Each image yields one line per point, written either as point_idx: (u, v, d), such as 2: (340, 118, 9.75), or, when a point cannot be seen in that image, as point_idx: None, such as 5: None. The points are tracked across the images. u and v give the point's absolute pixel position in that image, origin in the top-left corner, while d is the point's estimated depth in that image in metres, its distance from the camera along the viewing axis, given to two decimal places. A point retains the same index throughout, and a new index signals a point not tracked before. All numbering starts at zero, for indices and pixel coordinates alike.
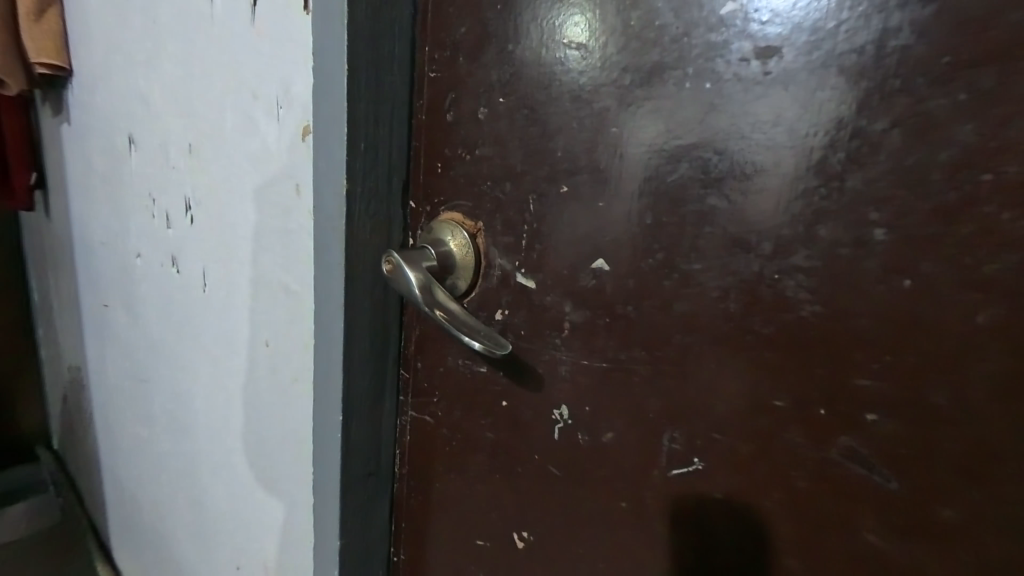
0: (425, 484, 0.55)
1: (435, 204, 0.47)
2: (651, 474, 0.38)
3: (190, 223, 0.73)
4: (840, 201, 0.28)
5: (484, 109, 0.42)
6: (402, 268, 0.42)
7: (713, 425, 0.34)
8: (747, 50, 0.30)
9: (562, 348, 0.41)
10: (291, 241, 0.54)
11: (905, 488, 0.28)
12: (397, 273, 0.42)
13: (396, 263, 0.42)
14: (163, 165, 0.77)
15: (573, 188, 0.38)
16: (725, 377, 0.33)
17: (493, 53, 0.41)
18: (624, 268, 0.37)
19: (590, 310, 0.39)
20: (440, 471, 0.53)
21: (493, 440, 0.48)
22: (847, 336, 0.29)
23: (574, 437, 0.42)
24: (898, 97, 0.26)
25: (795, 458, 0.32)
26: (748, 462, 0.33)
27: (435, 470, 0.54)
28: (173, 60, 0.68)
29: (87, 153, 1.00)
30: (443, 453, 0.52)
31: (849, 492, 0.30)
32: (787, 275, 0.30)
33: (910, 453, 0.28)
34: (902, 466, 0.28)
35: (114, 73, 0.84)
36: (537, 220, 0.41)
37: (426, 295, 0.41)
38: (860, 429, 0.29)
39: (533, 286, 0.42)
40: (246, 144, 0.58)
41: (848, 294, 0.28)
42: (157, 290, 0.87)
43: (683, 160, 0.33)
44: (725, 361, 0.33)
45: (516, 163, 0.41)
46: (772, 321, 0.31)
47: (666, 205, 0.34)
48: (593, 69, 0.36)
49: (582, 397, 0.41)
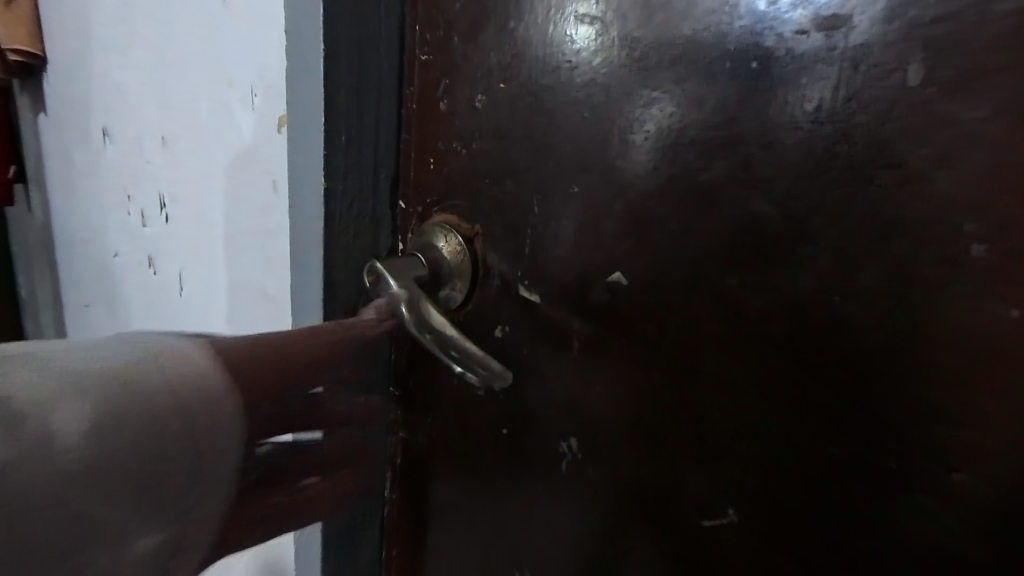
0: (417, 513, 0.51)
1: (427, 203, 0.42)
2: (672, 520, 0.34)
3: (166, 221, 0.68)
4: (921, 207, 0.23)
5: (481, 97, 0.37)
6: (386, 281, 0.37)
7: (753, 472, 0.30)
8: (805, 19, 0.24)
9: (569, 372, 0.37)
10: (269, 244, 0.49)
11: (966, 538, 0.24)
12: (380, 285, 0.37)
13: (378, 275, 0.37)
14: (138, 158, 0.71)
15: (583, 188, 0.33)
16: (766, 417, 0.29)
17: (491, 34, 0.36)
18: (641, 283, 0.32)
19: (601, 329, 0.34)
20: (433, 500, 0.49)
21: (491, 469, 0.43)
22: (925, 374, 0.24)
23: (581, 472, 0.38)
24: (1000, 78, 0.21)
25: (836, 505, 0.27)
26: (783, 512, 0.29)
27: (429, 500, 0.49)
28: (145, 44, 0.63)
29: (65, 145, 0.94)
30: (438, 478, 0.48)
31: (898, 546, 0.26)
32: (850, 297, 0.25)
33: (982, 502, 0.23)
34: (970, 515, 0.24)
35: (88, 62, 0.78)
36: (541, 226, 0.36)
37: (416, 318, 0.36)
38: (938, 486, 0.24)
39: (535, 299, 0.37)
40: (220, 136, 0.52)
41: (930, 325, 0.23)
42: (136, 291, 0.82)
43: (718, 156, 0.28)
44: (766, 397, 0.28)
45: (517, 159, 0.36)
46: (825, 351, 0.26)
47: (695, 209, 0.29)
48: (608, 49, 0.31)
49: (591, 428, 0.36)
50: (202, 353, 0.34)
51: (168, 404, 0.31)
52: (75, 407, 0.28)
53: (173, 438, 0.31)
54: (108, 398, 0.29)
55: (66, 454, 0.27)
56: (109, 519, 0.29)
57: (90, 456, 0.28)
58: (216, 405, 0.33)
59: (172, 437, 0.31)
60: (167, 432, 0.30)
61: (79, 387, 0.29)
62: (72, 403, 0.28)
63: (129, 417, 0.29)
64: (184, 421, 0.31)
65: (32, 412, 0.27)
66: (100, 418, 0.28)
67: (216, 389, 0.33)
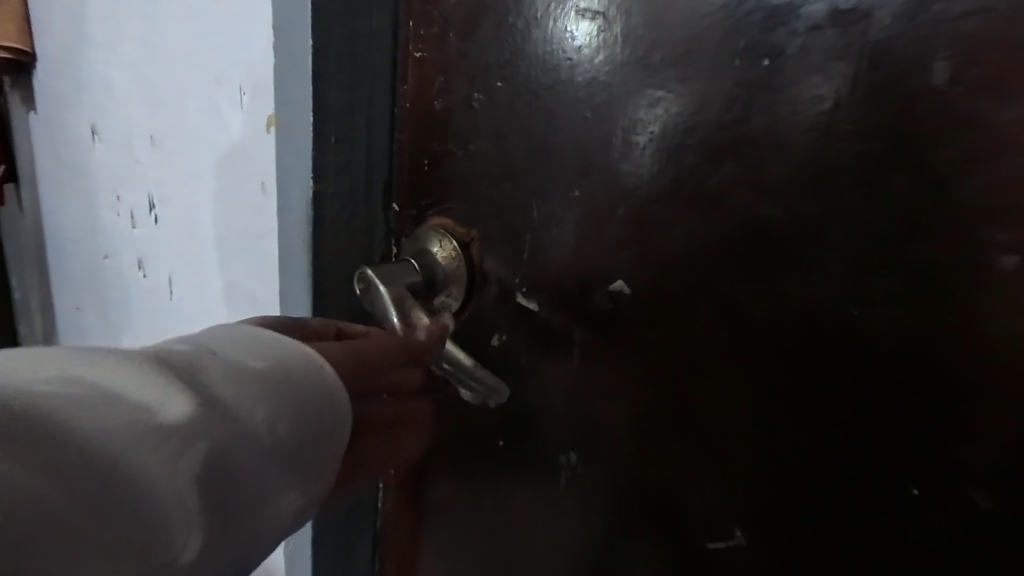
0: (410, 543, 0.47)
1: (422, 206, 0.40)
2: (681, 538, 0.33)
3: (156, 224, 0.66)
4: (949, 215, 0.22)
5: (478, 96, 0.36)
6: (377, 288, 0.35)
7: (766, 495, 0.30)
8: (821, 13, 0.23)
9: (570, 384, 0.35)
10: (260, 248, 0.47)
11: (975, 534, 0.25)
12: (370, 293, 0.35)
13: (368, 281, 0.35)
14: (127, 159, 0.70)
15: (585, 192, 0.32)
16: (779, 439, 0.29)
17: (488, 29, 0.34)
18: (646, 290, 0.31)
19: (605, 339, 0.33)
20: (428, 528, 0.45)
21: (491, 487, 0.41)
22: (947, 395, 0.24)
23: (583, 486, 0.37)
24: None
25: (850, 503, 0.27)
26: (797, 519, 0.29)
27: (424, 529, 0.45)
28: (134, 41, 0.61)
29: (54, 145, 0.92)
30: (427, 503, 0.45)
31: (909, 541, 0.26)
32: (868, 310, 0.25)
33: (990, 496, 0.24)
34: (980, 510, 0.24)
35: (76, 59, 0.76)
36: (540, 230, 0.34)
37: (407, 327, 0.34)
38: (957, 506, 0.25)
39: (534, 307, 0.36)
40: (208, 136, 0.51)
41: (956, 343, 0.23)
42: (126, 295, 0.80)
43: (728, 159, 0.27)
44: (777, 419, 0.28)
45: (516, 160, 0.34)
46: (844, 353, 0.26)
47: (705, 215, 0.28)
48: (609, 45, 0.29)
49: (593, 441, 0.35)
50: (280, 339, 0.27)
51: (279, 397, 0.24)
52: (252, 395, 0.24)
53: (280, 440, 0.24)
54: (175, 395, 0.21)
55: (157, 464, 0.20)
56: (253, 518, 0.23)
57: (195, 463, 0.21)
58: (338, 394, 0.27)
59: (294, 437, 0.24)
60: (278, 429, 0.24)
61: (152, 377, 0.22)
62: (150, 400, 0.21)
63: (287, 402, 0.25)
64: (304, 414, 0.25)
65: (115, 416, 0.20)
66: (282, 405, 0.24)
67: (322, 376, 0.26)
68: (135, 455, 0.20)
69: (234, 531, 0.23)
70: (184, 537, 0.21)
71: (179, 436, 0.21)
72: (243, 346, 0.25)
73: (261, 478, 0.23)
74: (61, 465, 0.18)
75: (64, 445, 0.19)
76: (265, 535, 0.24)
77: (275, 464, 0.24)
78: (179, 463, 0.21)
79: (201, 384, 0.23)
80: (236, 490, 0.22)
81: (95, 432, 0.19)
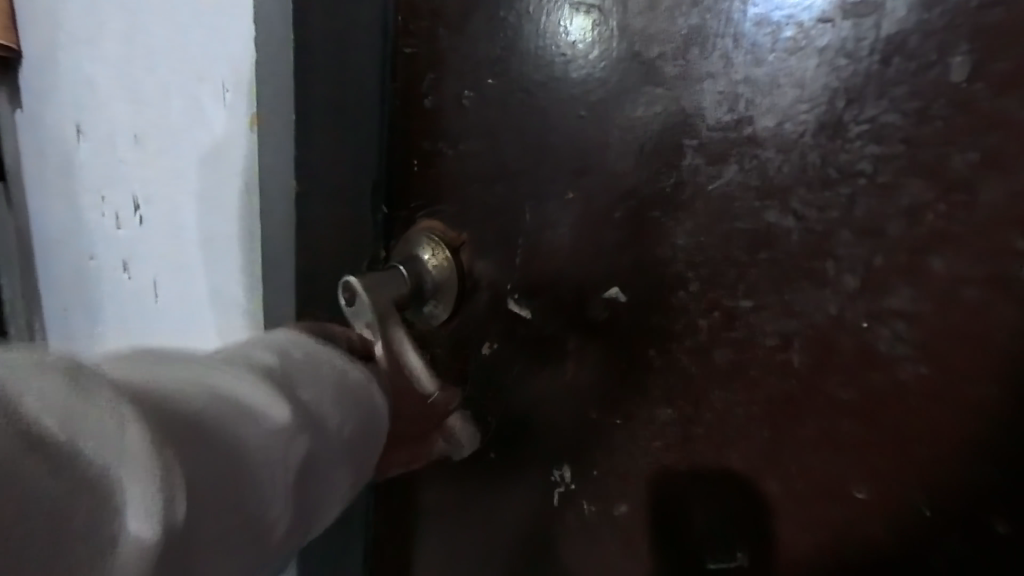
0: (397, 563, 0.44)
1: (412, 208, 0.39)
2: (681, 559, 0.31)
3: (140, 225, 0.64)
4: (969, 221, 0.21)
5: (469, 93, 0.34)
6: (364, 300, 0.32)
7: (771, 513, 0.28)
8: (829, 6, 0.22)
9: (563, 396, 0.34)
10: (244, 250, 0.46)
11: (980, 546, 0.24)
12: (357, 305, 0.32)
13: (354, 292, 0.32)
14: (111, 157, 0.67)
15: (580, 194, 0.30)
16: (784, 454, 0.27)
17: (481, 23, 0.33)
18: (644, 300, 0.29)
19: (599, 349, 0.32)
20: (416, 545, 0.43)
21: (482, 504, 0.39)
22: (962, 410, 0.23)
23: (576, 504, 0.35)
24: None
25: (845, 513, 0.26)
26: (802, 539, 0.28)
27: (411, 545, 0.43)
28: (116, 36, 0.59)
29: (30, 142, 0.89)
30: (415, 523, 0.42)
31: (906, 549, 0.25)
32: (879, 321, 0.23)
33: (982, 495, 0.23)
34: (974, 510, 0.24)
35: (59, 55, 0.74)
36: (533, 234, 0.33)
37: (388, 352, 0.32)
38: (971, 525, 0.24)
39: (527, 314, 0.34)
40: (191, 134, 0.49)
41: (974, 357, 0.22)
42: (108, 298, 0.77)
43: (731, 160, 0.25)
44: (783, 433, 0.27)
45: (509, 161, 0.33)
46: (849, 362, 0.24)
47: (705, 220, 0.26)
48: (606, 40, 0.28)
49: (587, 456, 0.34)
50: (334, 349, 0.27)
51: (354, 405, 0.26)
52: (331, 400, 0.25)
53: (349, 436, 0.25)
54: (277, 390, 0.22)
55: (272, 459, 0.21)
56: (310, 520, 0.23)
57: (296, 462, 0.22)
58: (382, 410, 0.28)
59: (358, 435, 0.26)
60: (350, 428, 0.25)
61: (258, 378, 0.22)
62: (261, 395, 0.21)
63: (355, 412, 0.26)
64: (365, 425, 0.26)
65: (232, 408, 0.20)
66: (354, 413, 0.26)
67: (370, 382, 0.28)
68: (253, 443, 0.20)
69: (310, 521, 0.23)
70: (277, 526, 0.21)
71: (289, 430, 0.22)
72: (309, 350, 0.26)
73: (330, 482, 0.24)
74: (198, 453, 0.18)
75: (204, 437, 0.18)
76: (321, 528, 0.25)
77: (345, 466, 0.25)
78: (287, 460, 0.21)
79: (291, 382, 0.23)
80: (319, 483, 0.23)
81: (217, 423, 0.19)
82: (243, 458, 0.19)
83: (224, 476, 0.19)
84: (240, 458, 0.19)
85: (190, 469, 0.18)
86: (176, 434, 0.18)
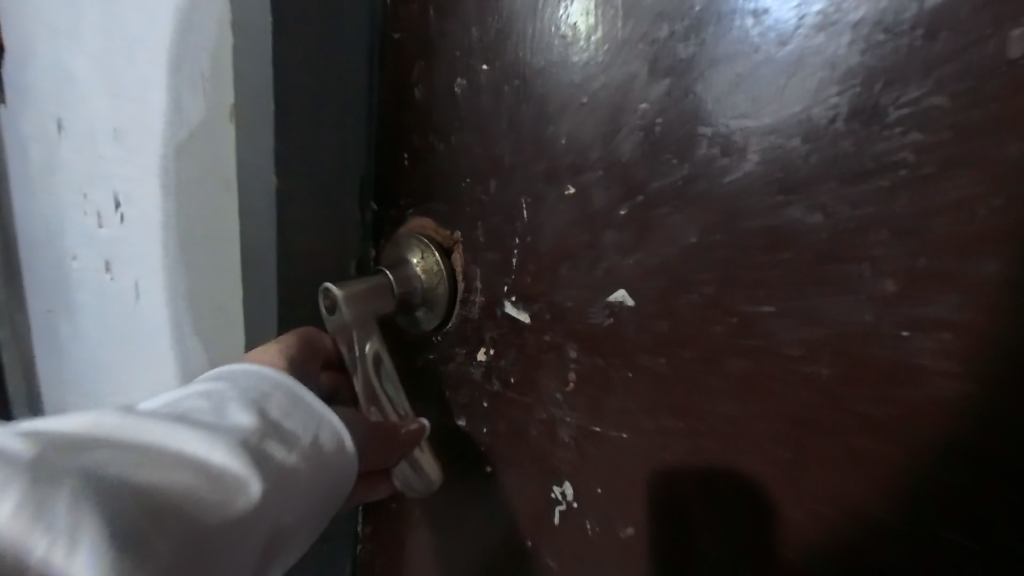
0: None
1: (401, 205, 0.36)
2: None
3: (119, 223, 0.61)
4: None
5: (461, 81, 0.32)
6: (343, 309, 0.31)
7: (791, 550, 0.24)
8: None
9: (563, 407, 0.30)
10: (223, 248, 0.43)
11: None
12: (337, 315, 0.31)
13: (334, 300, 0.31)
14: (92, 153, 0.65)
15: (581, 189, 0.27)
16: (805, 481, 0.23)
17: (472, 4, 0.30)
18: (651, 306, 0.26)
19: (600, 358, 0.28)
20: (409, 562, 0.40)
21: (477, 522, 0.36)
22: None
23: (580, 524, 0.31)
24: None
25: (828, 522, 0.23)
26: None
27: (405, 562, 0.41)
28: (93, 24, 0.56)
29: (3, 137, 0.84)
30: (406, 539, 0.40)
31: (898, 561, 0.21)
32: (920, 330, 0.19)
33: (976, 494, 0.19)
34: (978, 512, 0.19)
35: (30, 43, 0.70)
36: (531, 233, 0.30)
37: (366, 383, 0.32)
38: None
39: (524, 319, 0.31)
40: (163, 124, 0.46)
41: None
42: (91, 300, 0.74)
43: (750, 151, 0.22)
44: (802, 455, 0.23)
45: (504, 154, 0.30)
46: (882, 374, 0.20)
47: (720, 216, 0.23)
48: (609, 24, 0.26)
49: (589, 474, 0.30)
50: (312, 397, 0.28)
51: (322, 466, 0.27)
52: (301, 464, 0.26)
53: (316, 493, 0.26)
54: (246, 464, 0.24)
55: (235, 527, 0.22)
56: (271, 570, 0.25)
57: (258, 529, 0.23)
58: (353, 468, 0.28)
59: (326, 492, 0.27)
60: (317, 486, 0.26)
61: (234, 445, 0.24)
62: (233, 463, 0.23)
63: (323, 472, 0.27)
64: (331, 484, 0.27)
65: (202, 481, 0.22)
66: (320, 473, 0.27)
67: (345, 438, 0.28)
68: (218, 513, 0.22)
69: (274, 566, 0.26)
70: None
71: (252, 502, 0.23)
72: (285, 404, 0.27)
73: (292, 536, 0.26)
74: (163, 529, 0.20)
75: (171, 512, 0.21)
76: (288, 567, 0.27)
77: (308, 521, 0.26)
78: (249, 527, 0.23)
79: (261, 447, 0.25)
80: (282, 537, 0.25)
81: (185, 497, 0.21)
82: (203, 529, 0.21)
83: (183, 548, 0.21)
84: (200, 536, 0.21)
85: (153, 548, 0.20)
86: (141, 530, 0.20)
